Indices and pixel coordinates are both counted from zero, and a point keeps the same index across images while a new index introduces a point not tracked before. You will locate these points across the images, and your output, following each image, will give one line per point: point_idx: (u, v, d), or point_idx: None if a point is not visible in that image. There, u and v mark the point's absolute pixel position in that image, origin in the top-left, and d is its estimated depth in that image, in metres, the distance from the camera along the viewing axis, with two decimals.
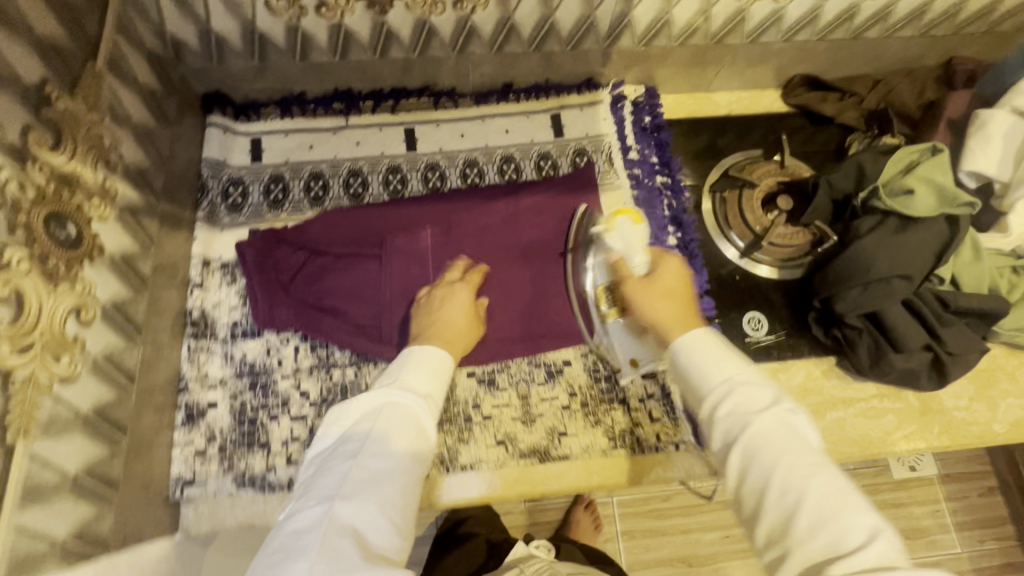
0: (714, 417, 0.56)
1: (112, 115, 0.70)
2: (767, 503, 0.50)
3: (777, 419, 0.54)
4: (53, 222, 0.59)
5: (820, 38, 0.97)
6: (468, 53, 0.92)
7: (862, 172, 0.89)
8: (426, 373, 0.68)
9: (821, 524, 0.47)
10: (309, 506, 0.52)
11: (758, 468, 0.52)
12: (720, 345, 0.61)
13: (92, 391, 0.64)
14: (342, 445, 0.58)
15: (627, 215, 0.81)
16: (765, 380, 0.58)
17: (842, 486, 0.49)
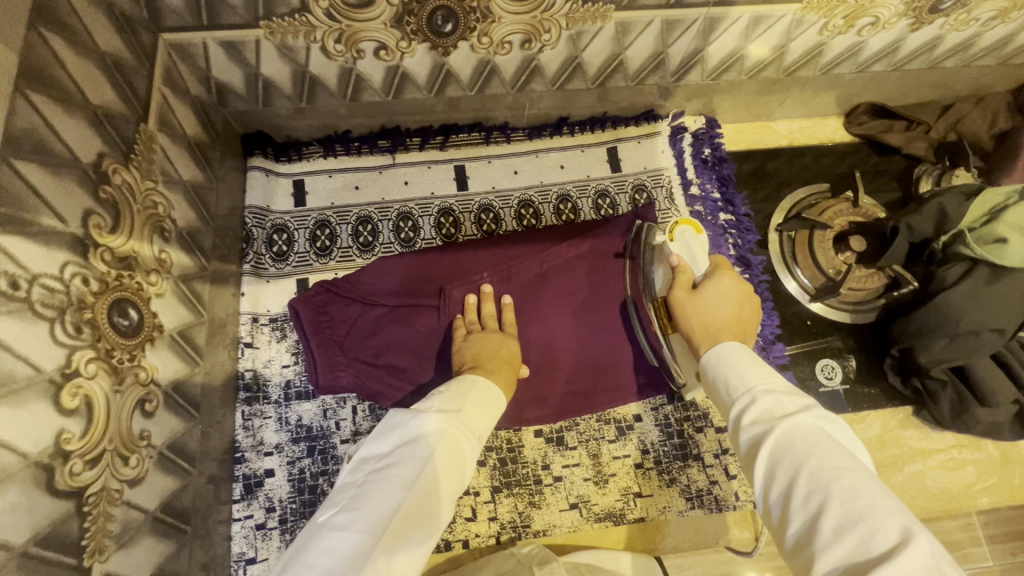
0: (737, 426, 0.48)
1: (164, 179, 0.65)
2: (789, 516, 0.41)
3: (808, 422, 0.45)
4: (116, 310, 0.54)
5: (894, 68, 0.92)
6: (528, 90, 0.87)
7: (943, 216, 0.84)
8: (487, 406, 0.60)
9: (846, 533, 0.37)
10: (351, 527, 0.45)
11: (779, 472, 0.43)
12: (750, 357, 0.53)
13: (159, 486, 0.59)
14: (399, 462, 0.50)
15: (689, 224, 0.76)
16: (796, 389, 0.49)
17: (888, 496, 0.39)
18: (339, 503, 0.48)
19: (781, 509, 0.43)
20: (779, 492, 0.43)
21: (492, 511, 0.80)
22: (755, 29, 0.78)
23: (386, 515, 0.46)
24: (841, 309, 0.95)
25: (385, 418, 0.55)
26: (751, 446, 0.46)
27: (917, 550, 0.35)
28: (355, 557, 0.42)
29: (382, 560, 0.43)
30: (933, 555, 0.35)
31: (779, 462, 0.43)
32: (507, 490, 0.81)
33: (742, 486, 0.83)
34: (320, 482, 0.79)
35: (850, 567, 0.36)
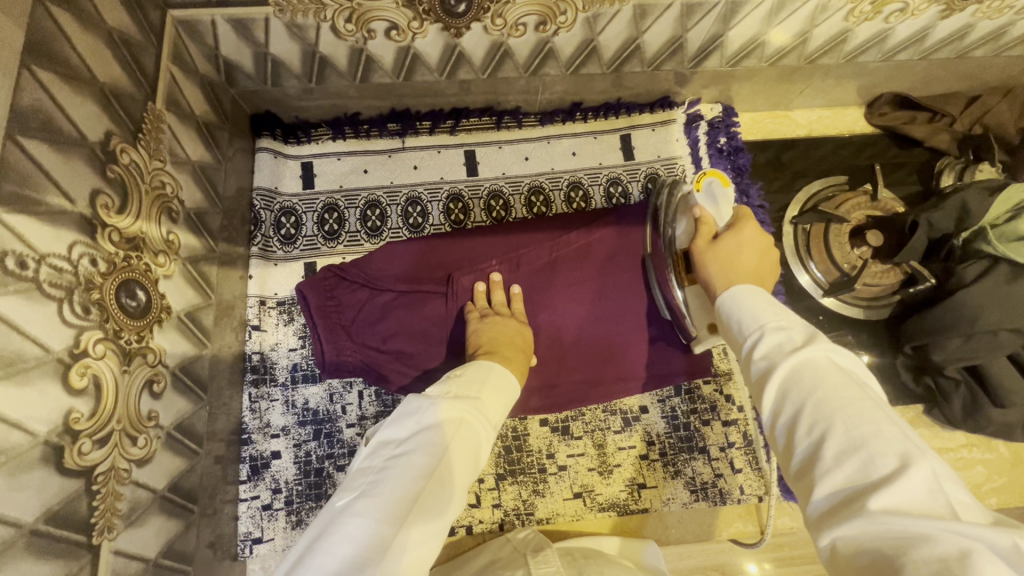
0: (748, 361, 0.46)
1: (173, 159, 0.64)
2: (793, 447, 0.40)
3: (822, 357, 0.42)
4: (124, 291, 0.54)
5: (921, 57, 0.89)
6: (541, 74, 0.85)
7: (965, 211, 0.81)
8: (499, 394, 0.60)
9: (846, 460, 0.36)
10: (369, 513, 0.44)
11: (785, 406, 0.41)
12: (763, 297, 0.50)
13: (167, 466, 0.59)
14: (416, 450, 0.49)
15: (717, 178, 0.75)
16: (808, 324, 0.46)
17: (896, 423, 0.37)
18: (356, 488, 0.47)
19: (786, 442, 0.41)
20: (784, 424, 0.41)
21: (497, 498, 0.80)
22: (779, 14, 0.76)
23: (404, 503, 0.45)
24: (854, 305, 0.94)
25: (401, 404, 0.54)
26: (757, 379, 0.44)
27: (918, 476, 0.33)
28: (372, 547, 0.42)
29: (400, 549, 0.43)
30: (936, 481, 0.34)
31: (786, 395, 0.41)
32: (512, 477, 0.81)
33: (747, 480, 0.83)
34: (326, 465, 0.80)
35: (850, 493, 0.35)
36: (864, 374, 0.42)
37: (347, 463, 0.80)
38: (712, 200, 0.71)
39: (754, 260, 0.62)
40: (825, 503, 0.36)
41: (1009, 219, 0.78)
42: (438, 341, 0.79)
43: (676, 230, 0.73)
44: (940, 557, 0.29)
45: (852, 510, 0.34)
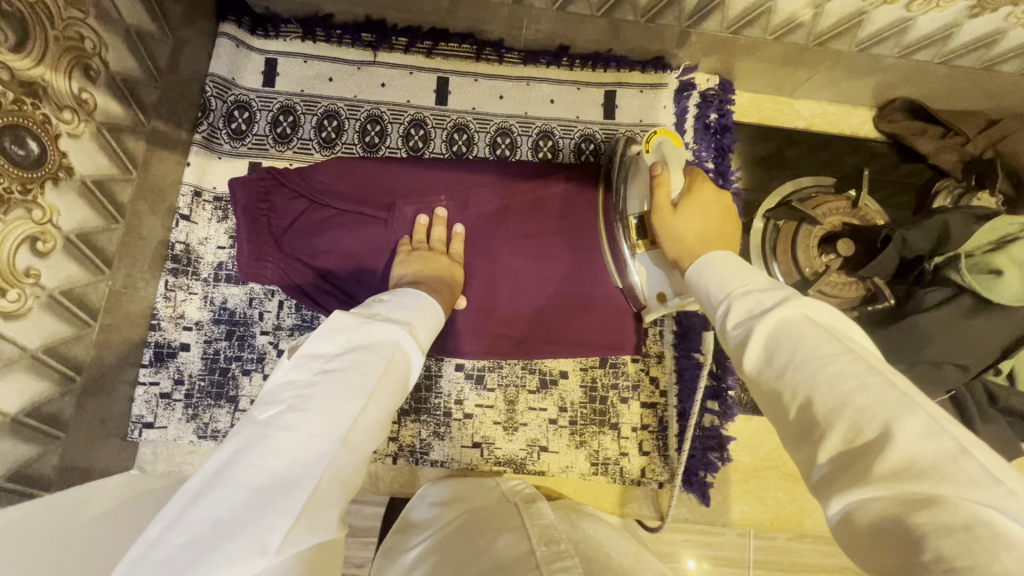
0: (723, 334, 0.43)
1: (98, 12, 0.60)
2: (781, 413, 0.36)
3: (796, 316, 0.38)
4: (9, 136, 0.51)
5: (942, 61, 0.81)
6: (526, 5, 0.78)
7: (945, 234, 0.75)
8: (427, 322, 0.55)
9: (836, 420, 0.32)
10: (301, 431, 0.37)
11: (766, 373, 0.38)
12: (731, 263, 0.48)
13: (45, 327, 0.58)
14: (355, 370, 0.41)
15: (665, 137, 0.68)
16: (777, 282, 0.43)
17: (880, 371, 0.33)
18: (280, 402, 0.39)
19: (772, 407, 0.37)
20: (766, 391, 0.38)
21: (395, 432, 0.79)
22: None
23: (341, 422, 0.39)
24: None
25: (332, 313, 0.44)
26: (736, 352, 0.41)
27: (909, 427, 0.30)
28: (308, 467, 0.36)
29: (332, 477, 0.37)
30: (937, 423, 0.30)
31: (765, 359, 0.38)
32: (415, 415, 0.80)
33: (652, 464, 0.81)
34: (232, 367, 0.79)
35: (848, 457, 0.31)
36: (844, 326, 0.38)
37: (254, 369, 0.79)
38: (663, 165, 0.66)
39: (717, 224, 0.60)
40: (825, 468, 0.32)
41: (987, 251, 0.74)
42: (367, 267, 0.77)
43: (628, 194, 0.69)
44: (961, 520, 0.26)
45: (854, 476, 0.30)
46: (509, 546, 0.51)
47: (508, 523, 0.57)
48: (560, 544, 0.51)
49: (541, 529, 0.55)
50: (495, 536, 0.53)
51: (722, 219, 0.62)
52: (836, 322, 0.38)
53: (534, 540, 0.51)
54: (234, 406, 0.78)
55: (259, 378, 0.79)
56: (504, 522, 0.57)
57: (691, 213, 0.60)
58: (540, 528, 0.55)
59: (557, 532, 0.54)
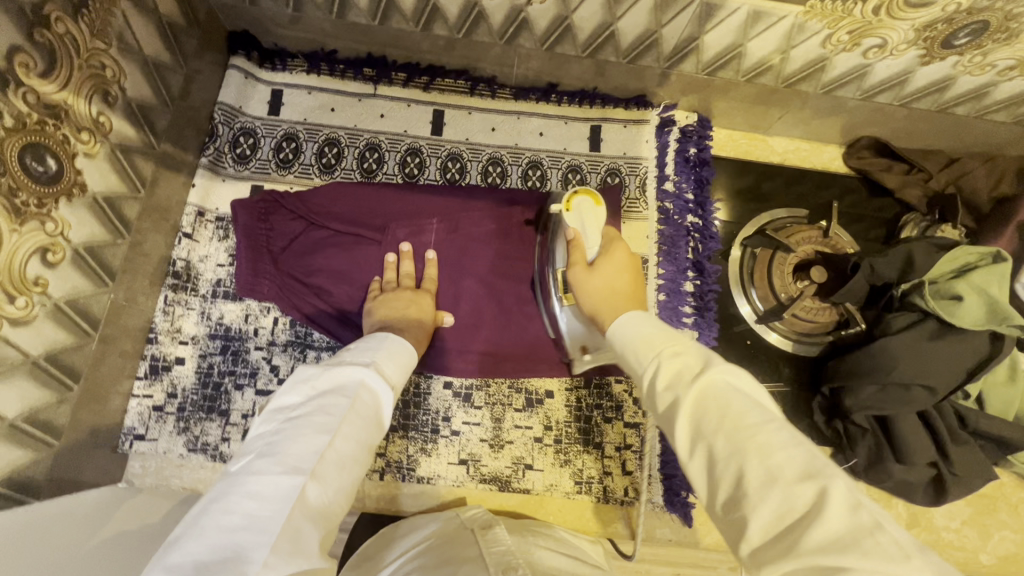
0: (652, 393, 0.46)
1: (120, 45, 0.65)
2: (714, 484, 0.40)
3: (719, 380, 0.43)
4: (31, 153, 0.55)
5: (901, 103, 0.88)
6: (516, 46, 0.85)
7: (908, 263, 0.80)
8: (398, 358, 0.58)
9: (768, 494, 0.36)
10: (270, 470, 0.41)
11: (699, 440, 0.41)
12: (653, 322, 0.53)
13: (47, 336, 0.60)
14: (318, 412, 0.46)
15: (588, 195, 0.70)
16: (695, 345, 0.48)
17: (802, 446, 0.38)
18: (253, 452, 0.44)
19: (706, 474, 0.41)
20: (699, 460, 0.42)
21: (382, 448, 0.80)
22: (753, 27, 0.75)
23: (309, 457, 0.43)
24: (786, 336, 0.91)
25: (297, 369, 0.50)
26: (665, 411, 0.44)
27: (835, 500, 0.35)
28: (280, 501, 0.40)
29: (306, 505, 0.41)
30: (853, 495, 0.35)
31: (696, 428, 0.42)
32: (403, 431, 0.81)
33: (635, 483, 0.82)
34: (225, 381, 0.81)
35: (776, 532, 0.35)
36: (760, 392, 0.44)
37: (246, 383, 0.81)
38: (581, 224, 0.69)
39: (630, 281, 0.64)
40: (756, 541, 0.36)
41: (948, 279, 0.78)
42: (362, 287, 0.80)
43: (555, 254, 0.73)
44: None
45: (782, 551, 0.34)
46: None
47: (463, 554, 0.56)
48: (521, 572, 0.49)
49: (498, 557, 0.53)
50: (456, 567, 0.51)
51: (635, 273, 0.67)
52: (754, 389, 0.43)
53: (494, 569, 0.50)
54: (225, 420, 0.79)
55: (251, 393, 0.81)
56: (460, 551, 0.57)
57: (604, 270, 0.65)
58: (496, 556, 0.54)
59: (516, 558, 0.53)
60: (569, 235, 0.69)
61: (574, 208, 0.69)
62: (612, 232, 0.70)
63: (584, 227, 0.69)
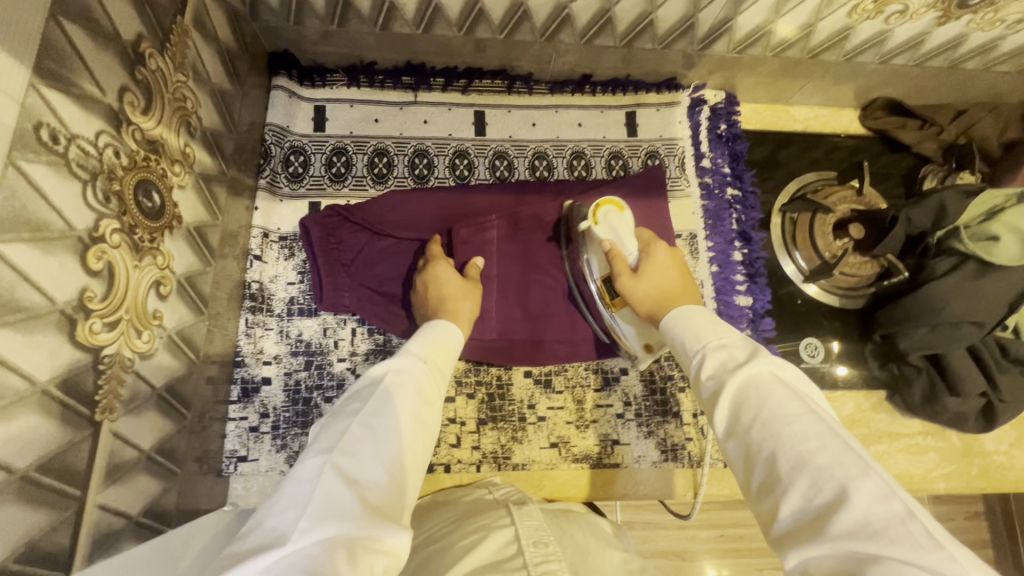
0: (698, 378, 0.52)
1: (195, 76, 0.66)
2: (751, 469, 0.44)
3: (763, 369, 0.48)
4: (141, 190, 0.56)
5: (916, 63, 0.94)
6: (556, 42, 0.88)
7: (943, 212, 0.86)
8: (424, 343, 0.61)
9: (799, 477, 0.40)
10: (306, 458, 0.46)
11: (738, 425, 0.46)
12: (702, 316, 0.58)
13: (166, 367, 0.61)
14: (346, 406, 0.51)
15: (610, 204, 0.78)
16: (741, 336, 0.53)
17: (842, 439, 0.41)
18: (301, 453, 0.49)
19: (745, 459, 0.45)
20: (738, 445, 0.46)
21: (476, 441, 0.83)
22: (786, 4, 0.79)
23: (337, 438, 0.47)
24: (832, 292, 0.97)
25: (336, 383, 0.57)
26: (710, 398, 0.50)
27: (864, 491, 0.37)
28: (310, 475, 0.43)
29: (338, 474, 0.43)
30: (887, 488, 0.37)
31: (736, 415, 0.47)
32: (492, 423, 0.84)
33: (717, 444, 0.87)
34: (314, 396, 0.82)
35: (810, 515, 0.38)
36: (805, 387, 0.48)
37: (335, 395, 0.83)
38: (615, 233, 0.76)
39: (677, 278, 0.68)
40: (790, 525, 0.39)
41: (982, 222, 0.83)
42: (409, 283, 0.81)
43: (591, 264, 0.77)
44: None
45: (815, 534, 0.37)
46: (498, 550, 0.54)
47: (493, 524, 0.60)
48: (548, 547, 0.54)
49: (529, 530, 0.57)
50: (487, 538, 0.56)
51: (680, 270, 0.70)
52: (800, 382, 0.47)
53: (523, 541, 0.55)
54: None
55: None
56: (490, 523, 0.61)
57: (650, 272, 0.69)
58: (529, 529, 0.58)
59: (547, 532, 0.57)
60: (607, 246, 0.73)
61: (602, 219, 0.77)
62: (649, 235, 0.74)
63: (619, 236, 0.75)
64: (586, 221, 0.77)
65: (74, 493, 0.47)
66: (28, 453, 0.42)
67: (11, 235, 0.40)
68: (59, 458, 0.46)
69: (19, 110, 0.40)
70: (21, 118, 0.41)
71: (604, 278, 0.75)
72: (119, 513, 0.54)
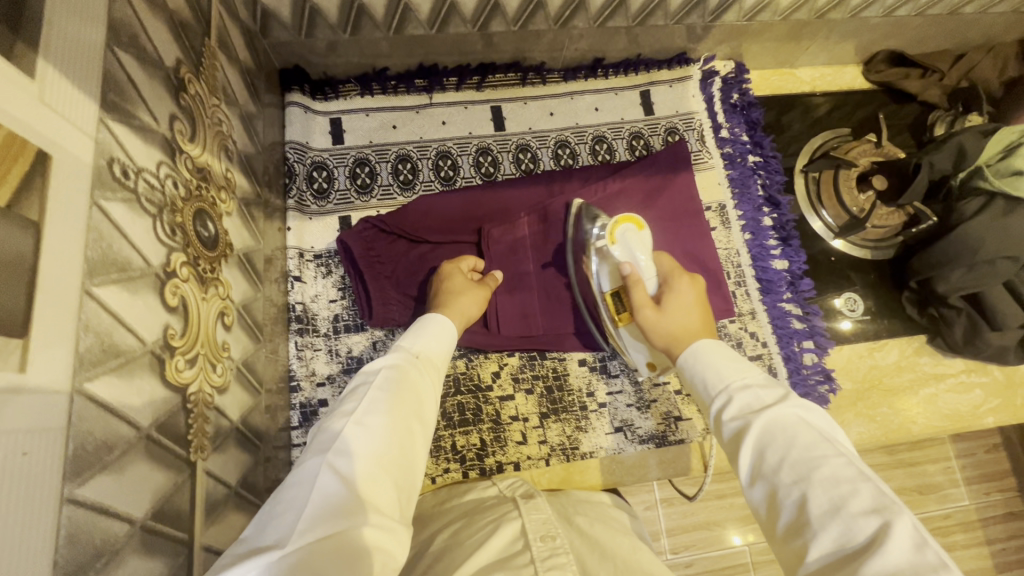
0: (719, 418, 0.51)
1: (225, 99, 0.65)
2: (776, 511, 0.44)
3: (792, 413, 0.47)
4: (199, 220, 0.54)
5: (918, 12, 0.96)
6: (569, 27, 0.87)
7: (963, 153, 0.87)
8: (416, 339, 0.61)
9: (830, 521, 0.40)
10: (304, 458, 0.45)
11: (762, 467, 0.46)
12: (722, 351, 0.57)
13: (238, 399, 0.60)
14: (343, 404, 0.50)
15: (631, 221, 0.72)
16: (767, 379, 0.52)
17: (871, 480, 0.41)
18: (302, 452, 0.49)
19: (767, 501, 0.45)
20: (761, 487, 0.46)
21: (542, 435, 0.83)
22: None
23: (335, 437, 0.46)
24: (861, 246, 0.99)
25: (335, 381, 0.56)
26: (731, 435, 0.49)
27: (899, 535, 0.37)
28: (306, 481, 0.43)
29: (333, 475, 0.43)
30: (919, 535, 0.37)
31: (759, 455, 0.46)
32: (555, 415, 0.84)
33: None
34: None
35: (837, 555, 0.38)
36: (833, 429, 0.47)
37: None
38: (631, 251, 0.70)
39: (699, 316, 0.65)
40: (816, 566, 0.39)
41: (1003, 157, 0.85)
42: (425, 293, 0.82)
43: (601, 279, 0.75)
44: None
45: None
46: (507, 544, 0.51)
47: (501, 514, 0.56)
48: (557, 540, 0.51)
49: (538, 524, 0.53)
50: (495, 530, 0.53)
51: (702, 306, 0.67)
52: (827, 425, 0.47)
53: (531, 536, 0.52)
54: None
55: None
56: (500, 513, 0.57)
57: (671, 303, 0.66)
58: (536, 519, 0.54)
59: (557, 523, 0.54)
60: (625, 270, 0.69)
61: (619, 238, 0.71)
62: (668, 260, 0.72)
63: (636, 256, 0.70)
64: (603, 237, 0.72)
65: (183, 538, 0.46)
66: (142, 501, 0.40)
67: (105, 278, 0.38)
68: (168, 503, 0.44)
69: (93, 146, 0.39)
70: (96, 154, 0.39)
71: (615, 293, 0.73)
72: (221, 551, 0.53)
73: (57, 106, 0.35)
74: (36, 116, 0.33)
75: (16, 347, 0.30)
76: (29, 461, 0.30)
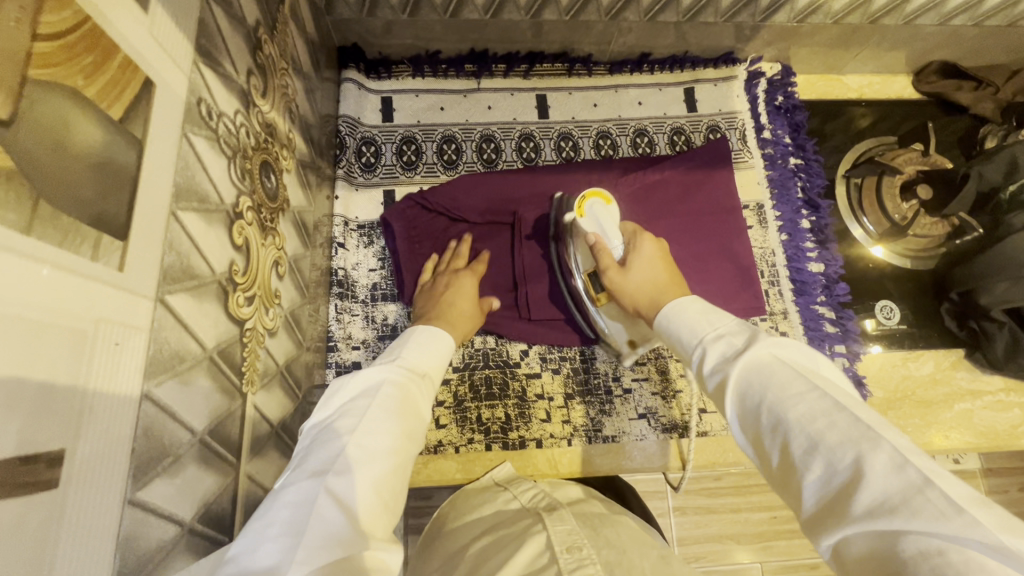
0: (702, 372, 0.49)
1: (293, 66, 0.69)
2: (768, 459, 0.42)
3: (765, 351, 0.45)
4: (264, 171, 0.57)
5: (975, 23, 0.95)
6: (620, 20, 0.89)
7: (1015, 164, 0.85)
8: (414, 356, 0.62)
9: (812, 460, 0.38)
10: (299, 477, 0.43)
11: (748, 416, 0.44)
12: (696, 306, 0.55)
13: (283, 346, 0.63)
14: (341, 419, 0.50)
15: (597, 196, 0.77)
16: (741, 323, 0.51)
17: (848, 408, 0.39)
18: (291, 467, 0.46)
19: (758, 446, 0.44)
20: (752, 436, 0.44)
21: (566, 414, 0.84)
22: None
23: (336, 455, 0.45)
24: (903, 255, 0.98)
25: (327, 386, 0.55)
26: (716, 390, 0.47)
27: (878, 464, 0.35)
28: (304, 500, 0.40)
29: (332, 496, 0.41)
30: (900, 455, 0.35)
31: (744, 405, 0.45)
32: (580, 397, 0.85)
33: None
34: None
35: (828, 497, 0.37)
36: (813, 362, 0.45)
37: None
38: (600, 224, 0.75)
39: (663, 271, 0.67)
40: (811, 508, 0.38)
41: None
42: None
43: (577, 259, 0.78)
44: (923, 550, 0.31)
45: (838, 515, 0.36)
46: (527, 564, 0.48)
47: (523, 531, 0.54)
48: (583, 552, 0.48)
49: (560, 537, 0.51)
50: (516, 548, 0.50)
51: (666, 263, 0.69)
52: (801, 356, 0.45)
53: (556, 548, 0.49)
54: None
55: None
56: (524, 528, 0.54)
57: (635, 266, 0.69)
58: (560, 534, 0.52)
59: (581, 535, 0.51)
60: (592, 240, 0.73)
61: (587, 211, 0.76)
62: (632, 225, 0.74)
63: (606, 228, 0.75)
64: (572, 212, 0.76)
65: (231, 461, 0.49)
66: (202, 416, 0.43)
67: (187, 205, 0.42)
68: (222, 425, 0.47)
69: (186, 83, 0.42)
70: (188, 91, 0.42)
71: (591, 272, 0.76)
72: (260, 484, 0.56)
73: (161, 41, 0.39)
74: (145, 45, 0.37)
75: (117, 248, 0.33)
76: (120, 350, 0.34)
